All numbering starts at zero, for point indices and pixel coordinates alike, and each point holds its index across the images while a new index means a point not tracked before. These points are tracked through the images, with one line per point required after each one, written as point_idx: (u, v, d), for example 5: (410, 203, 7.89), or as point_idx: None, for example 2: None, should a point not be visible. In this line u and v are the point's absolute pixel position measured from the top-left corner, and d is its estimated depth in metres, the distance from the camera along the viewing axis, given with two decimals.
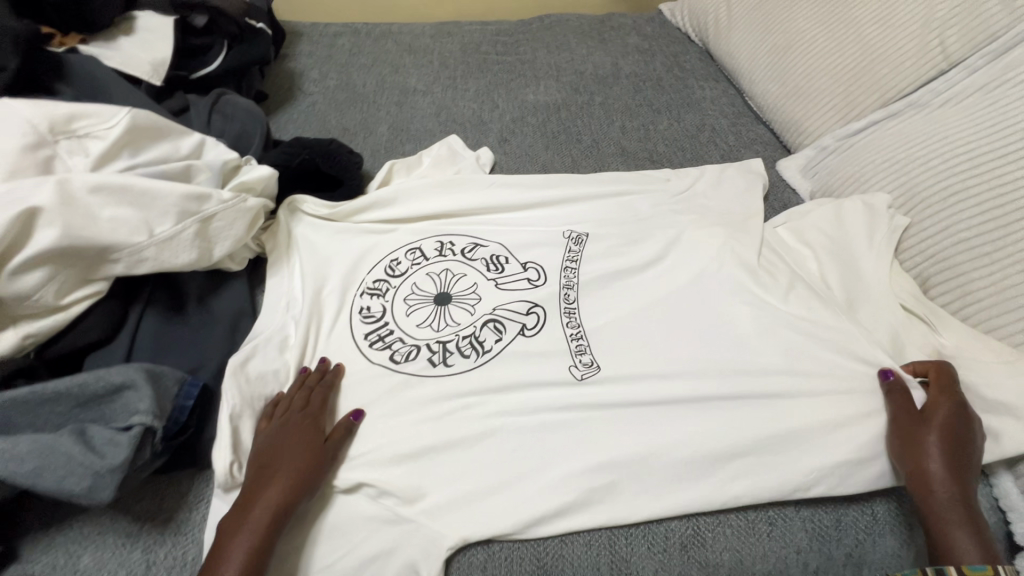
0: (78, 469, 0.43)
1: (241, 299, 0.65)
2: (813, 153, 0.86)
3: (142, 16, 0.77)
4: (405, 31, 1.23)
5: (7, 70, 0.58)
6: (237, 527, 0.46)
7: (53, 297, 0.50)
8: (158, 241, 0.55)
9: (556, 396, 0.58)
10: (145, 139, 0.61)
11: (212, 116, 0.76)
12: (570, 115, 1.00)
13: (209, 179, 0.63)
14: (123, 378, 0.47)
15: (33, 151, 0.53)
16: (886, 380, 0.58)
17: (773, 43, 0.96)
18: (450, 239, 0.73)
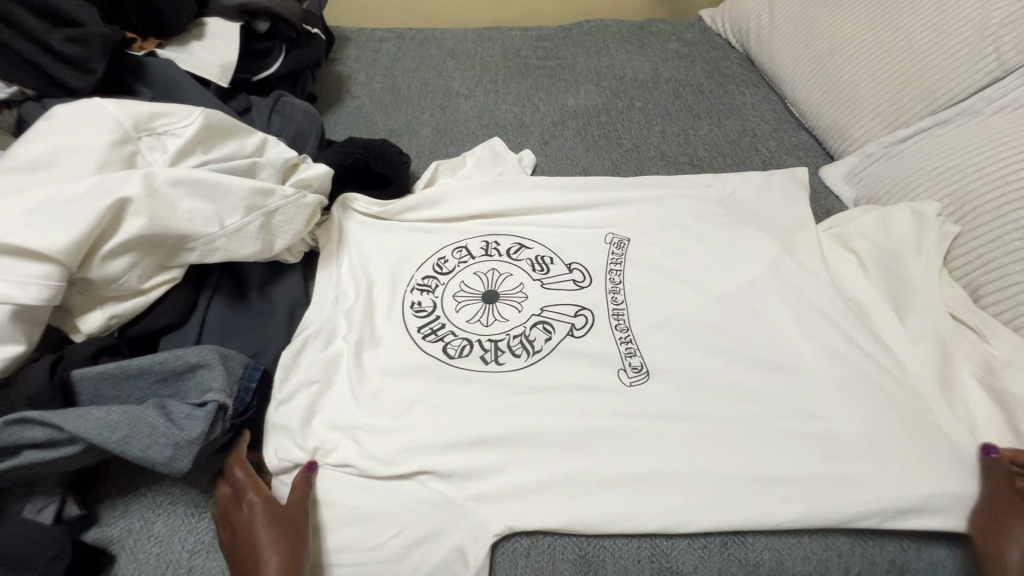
0: (162, 439, 0.46)
1: (298, 290, 0.69)
2: (858, 160, 0.85)
3: (210, 22, 0.82)
4: (447, 36, 1.26)
5: (94, 72, 0.65)
6: None
7: (136, 281, 0.54)
8: (227, 232, 0.59)
9: (600, 394, 0.59)
10: (215, 136, 0.65)
11: (272, 116, 0.81)
12: (610, 119, 1.01)
13: (272, 176, 0.67)
14: (199, 358, 0.51)
15: (120, 146, 0.58)
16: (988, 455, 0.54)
17: (818, 50, 0.96)
18: (495, 239, 0.75)
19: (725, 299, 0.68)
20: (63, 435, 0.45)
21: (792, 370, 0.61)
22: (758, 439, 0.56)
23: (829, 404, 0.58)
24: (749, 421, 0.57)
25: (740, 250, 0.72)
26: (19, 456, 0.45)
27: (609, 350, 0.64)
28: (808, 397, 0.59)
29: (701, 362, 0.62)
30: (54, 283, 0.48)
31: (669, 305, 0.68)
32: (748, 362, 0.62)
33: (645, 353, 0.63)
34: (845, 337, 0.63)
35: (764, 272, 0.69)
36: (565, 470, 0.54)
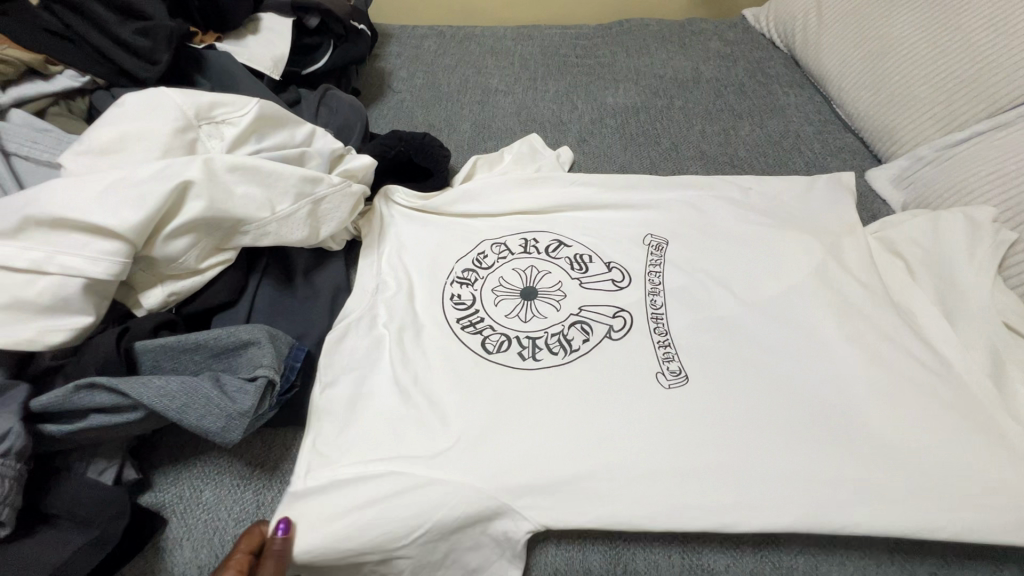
0: (215, 410, 0.49)
1: (341, 276, 0.71)
2: (908, 164, 0.83)
3: (265, 18, 0.85)
4: (487, 34, 1.27)
5: (160, 63, 0.68)
6: None
7: (194, 260, 0.57)
8: (279, 218, 0.61)
9: (635, 390, 0.60)
10: (269, 126, 0.68)
11: (320, 108, 0.84)
12: (649, 118, 1.01)
13: (319, 165, 0.69)
14: (250, 336, 0.54)
15: (182, 133, 0.61)
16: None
17: (868, 50, 0.93)
18: (534, 237, 0.76)
19: (763, 300, 0.67)
20: (127, 401, 0.48)
21: (831, 374, 0.60)
22: (795, 442, 0.55)
23: (870, 410, 0.57)
24: (786, 423, 0.56)
25: (781, 252, 0.71)
26: (87, 420, 0.48)
27: (644, 346, 0.64)
28: (847, 402, 0.58)
29: (738, 362, 0.62)
30: (122, 259, 0.51)
31: (706, 304, 0.67)
32: (788, 364, 0.61)
33: (681, 351, 0.63)
34: (889, 343, 0.61)
35: (805, 276, 0.68)
36: (598, 461, 0.55)
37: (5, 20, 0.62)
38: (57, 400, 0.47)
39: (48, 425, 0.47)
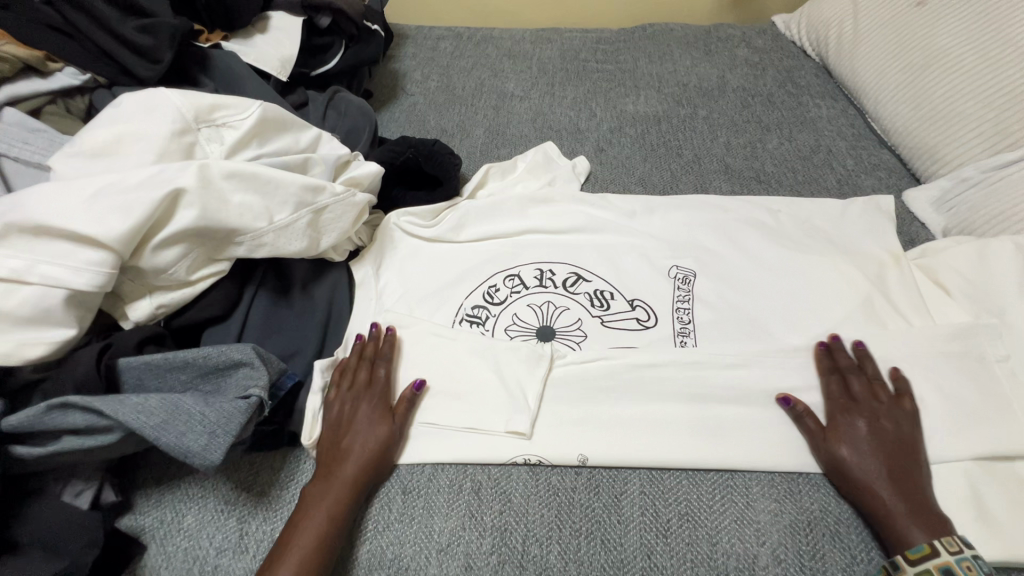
0: (198, 427, 0.45)
1: (340, 289, 0.68)
2: (950, 185, 0.78)
3: (275, 16, 0.83)
4: (505, 36, 1.24)
5: (162, 62, 0.65)
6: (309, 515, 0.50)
7: (184, 272, 0.54)
8: (276, 228, 0.58)
9: (655, 426, 0.57)
10: (271, 131, 0.65)
11: (328, 111, 0.81)
12: (671, 128, 0.96)
13: (323, 172, 0.67)
14: (242, 356, 0.50)
15: (179, 137, 0.58)
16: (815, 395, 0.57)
17: (909, 61, 0.87)
18: (550, 268, 0.73)
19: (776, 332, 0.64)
20: (102, 422, 0.44)
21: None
22: None
23: None
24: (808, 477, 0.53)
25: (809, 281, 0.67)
26: (62, 441, 0.45)
27: (660, 377, 0.60)
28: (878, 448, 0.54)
29: (758, 399, 0.58)
30: (107, 269, 0.48)
31: None
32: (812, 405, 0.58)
33: (700, 383, 0.59)
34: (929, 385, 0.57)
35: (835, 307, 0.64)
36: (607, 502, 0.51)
37: (5, 14, 0.60)
38: (28, 420, 0.44)
39: (19, 447, 0.45)
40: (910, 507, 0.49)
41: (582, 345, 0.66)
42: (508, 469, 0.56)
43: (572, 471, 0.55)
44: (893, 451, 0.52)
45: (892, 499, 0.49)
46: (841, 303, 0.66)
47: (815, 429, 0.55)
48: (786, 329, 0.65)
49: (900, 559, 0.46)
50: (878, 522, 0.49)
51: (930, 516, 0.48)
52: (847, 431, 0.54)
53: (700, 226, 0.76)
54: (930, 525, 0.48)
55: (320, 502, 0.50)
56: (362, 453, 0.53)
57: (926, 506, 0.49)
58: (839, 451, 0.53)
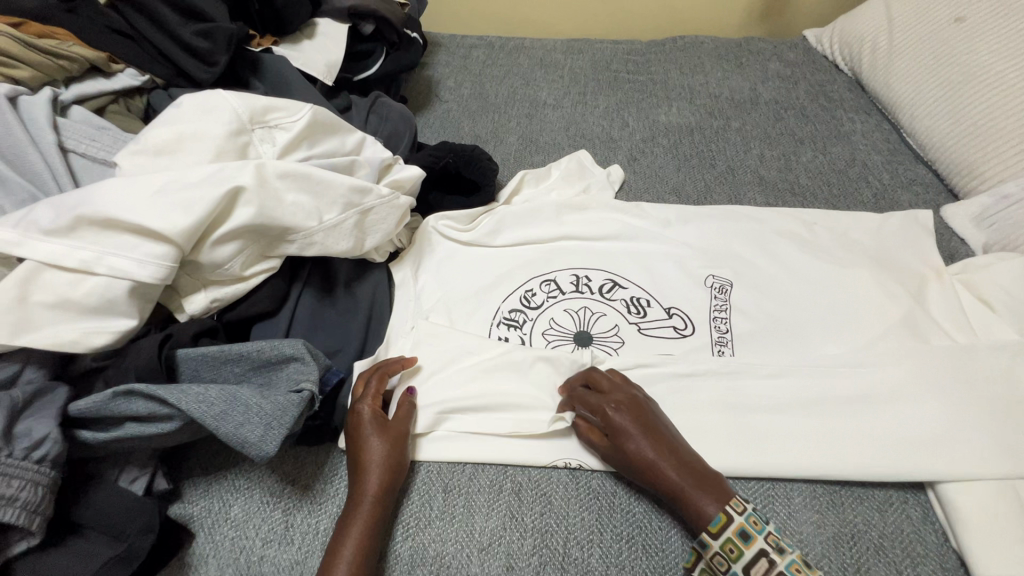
0: (254, 418, 0.46)
1: (381, 288, 0.69)
2: (991, 201, 0.77)
3: (321, 22, 0.85)
4: (537, 46, 1.26)
5: (217, 65, 0.67)
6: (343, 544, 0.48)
7: (239, 267, 0.56)
8: (326, 227, 0.60)
9: (695, 434, 0.57)
10: (320, 134, 0.67)
11: (369, 116, 0.83)
12: (705, 139, 0.97)
13: (368, 174, 0.69)
14: (294, 351, 0.51)
15: (235, 137, 0.60)
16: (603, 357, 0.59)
17: (947, 77, 0.87)
18: (586, 274, 0.74)
19: (812, 343, 0.65)
20: (163, 410, 0.46)
21: (920, 433, 0.55)
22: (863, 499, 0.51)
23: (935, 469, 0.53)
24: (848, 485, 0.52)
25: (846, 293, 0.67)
26: (123, 428, 0.46)
27: (697, 385, 0.60)
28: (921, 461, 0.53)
29: (797, 409, 0.58)
30: (169, 262, 0.50)
31: None
32: (851, 415, 0.57)
33: (738, 393, 0.59)
34: (973, 401, 0.57)
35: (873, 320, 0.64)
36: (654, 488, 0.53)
37: (73, 18, 0.63)
38: (94, 406, 0.45)
39: (82, 432, 0.46)
40: (692, 480, 0.49)
41: (619, 352, 0.66)
42: (548, 471, 0.56)
43: (612, 475, 0.56)
44: (640, 437, 0.52)
45: (674, 475, 0.50)
46: (880, 317, 0.65)
47: (595, 438, 0.54)
48: (824, 342, 0.65)
49: (703, 535, 0.47)
50: (678, 503, 0.50)
51: (715, 482, 0.50)
52: (629, 424, 0.52)
53: (737, 237, 0.76)
54: (715, 489, 0.49)
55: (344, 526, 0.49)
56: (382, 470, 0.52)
57: (701, 470, 0.50)
58: (626, 442, 0.52)
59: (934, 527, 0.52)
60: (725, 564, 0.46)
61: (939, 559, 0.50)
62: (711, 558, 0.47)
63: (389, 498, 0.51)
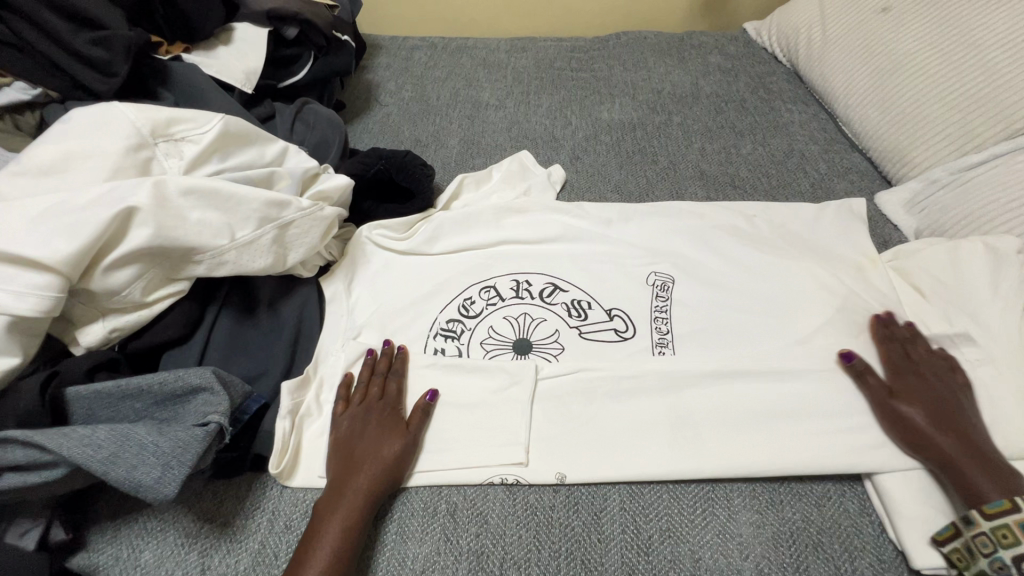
0: (150, 459, 0.42)
1: (309, 306, 0.66)
2: (920, 187, 0.79)
3: (239, 27, 0.81)
4: (480, 45, 1.23)
5: (117, 75, 0.63)
6: (311, 545, 0.47)
7: (139, 293, 0.51)
8: (238, 245, 0.56)
9: (635, 441, 0.56)
10: (234, 145, 0.63)
11: (296, 124, 0.79)
12: (646, 135, 0.96)
13: (289, 186, 0.65)
14: (201, 381, 0.48)
15: (134, 152, 0.56)
16: (845, 361, 0.59)
17: (877, 66, 0.89)
18: (527, 279, 0.72)
19: (753, 338, 0.64)
20: (44, 457, 0.42)
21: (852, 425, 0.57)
22: None
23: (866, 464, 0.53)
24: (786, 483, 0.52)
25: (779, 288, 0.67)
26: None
27: (636, 388, 0.60)
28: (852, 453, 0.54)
29: (731, 408, 0.58)
30: (53, 293, 0.45)
31: None
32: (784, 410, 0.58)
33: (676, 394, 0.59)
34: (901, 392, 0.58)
35: None
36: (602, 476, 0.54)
37: None
38: None
39: None
40: (976, 459, 0.50)
41: (560, 357, 0.64)
42: (484, 488, 0.54)
43: (550, 488, 0.54)
44: (919, 405, 0.55)
45: (964, 452, 0.51)
46: (817, 309, 0.65)
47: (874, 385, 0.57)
48: (764, 336, 0.64)
49: (974, 511, 0.48)
50: (956, 479, 0.50)
51: (1001, 472, 0.50)
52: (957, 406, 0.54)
53: (678, 233, 0.75)
54: (1003, 479, 0.49)
55: (331, 516, 0.49)
56: (370, 469, 0.52)
57: (997, 459, 0.51)
58: (909, 413, 0.54)
59: (872, 519, 0.52)
60: (992, 545, 0.46)
61: (877, 552, 0.50)
62: (975, 538, 0.47)
63: (377, 497, 0.51)
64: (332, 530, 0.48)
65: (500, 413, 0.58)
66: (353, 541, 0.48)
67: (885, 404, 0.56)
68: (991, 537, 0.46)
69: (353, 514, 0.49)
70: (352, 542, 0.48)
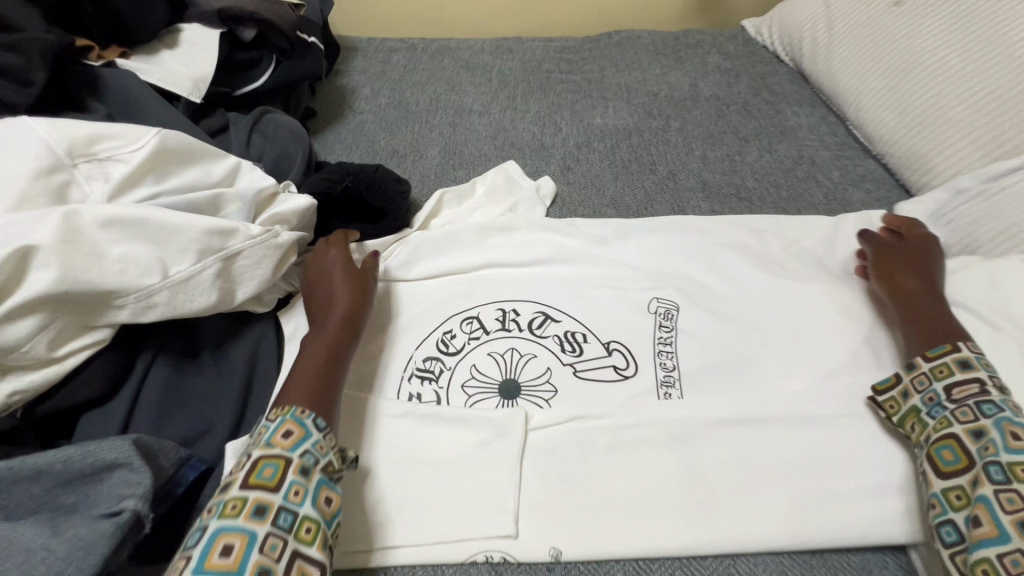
0: (41, 565, 0.35)
1: (266, 347, 0.57)
2: (946, 198, 0.71)
3: (188, 29, 0.72)
4: (463, 47, 1.15)
5: (34, 84, 0.54)
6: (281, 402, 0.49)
7: (46, 347, 0.43)
8: (172, 283, 0.48)
9: (642, 505, 0.49)
10: (173, 164, 0.55)
11: (252, 136, 0.70)
12: (643, 142, 0.89)
13: (240, 210, 0.57)
14: (116, 455, 0.40)
15: (46, 176, 0.47)
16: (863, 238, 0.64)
17: (890, 65, 0.82)
18: (514, 307, 0.64)
19: (770, 376, 0.57)
20: None
21: (885, 477, 0.49)
22: None
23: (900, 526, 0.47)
24: None
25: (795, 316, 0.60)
26: None
27: (640, 439, 0.53)
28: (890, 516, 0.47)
29: (749, 461, 0.51)
30: None
31: None
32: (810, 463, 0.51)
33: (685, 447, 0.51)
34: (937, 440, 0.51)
35: None
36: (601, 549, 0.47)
37: None
38: None
39: None
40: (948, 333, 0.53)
41: (552, 402, 0.57)
42: (465, 568, 0.48)
43: (541, 566, 0.47)
44: (918, 267, 0.59)
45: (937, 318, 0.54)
46: (840, 341, 0.58)
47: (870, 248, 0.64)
48: (783, 375, 0.57)
49: (917, 358, 0.52)
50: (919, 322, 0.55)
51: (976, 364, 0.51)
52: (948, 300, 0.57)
53: (682, 253, 0.67)
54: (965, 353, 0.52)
55: (308, 349, 0.53)
56: (342, 311, 0.57)
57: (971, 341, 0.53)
58: (904, 289, 0.58)
59: None
60: (931, 389, 0.49)
61: None
62: (914, 378, 0.51)
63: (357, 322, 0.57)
64: (318, 354, 0.53)
65: (484, 472, 0.51)
66: (346, 348, 0.55)
67: (885, 260, 0.61)
68: (927, 374, 0.50)
69: (332, 347, 0.53)
70: (337, 365, 0.53)
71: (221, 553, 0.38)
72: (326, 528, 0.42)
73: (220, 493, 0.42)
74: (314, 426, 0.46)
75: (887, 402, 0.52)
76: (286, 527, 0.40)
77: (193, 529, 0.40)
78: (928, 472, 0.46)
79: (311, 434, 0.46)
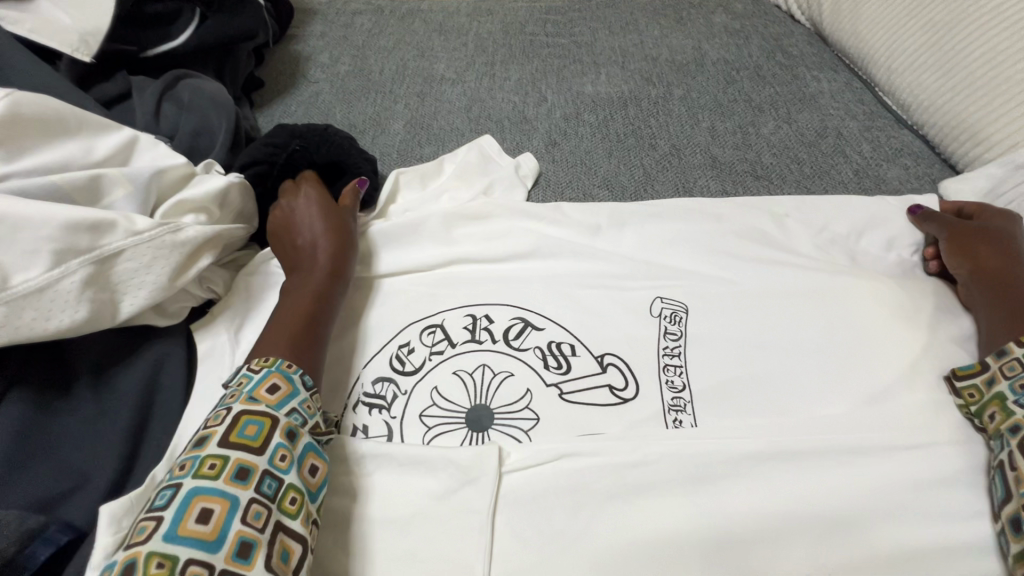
0: None
1: (170, 371, 0.45)
2: (1002, 173, 0.59)
3: None
4: (435, 7, 1.01)
5: None
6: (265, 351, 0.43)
7: None
8: (15, 297, 0.36)
9: (646, 573, 0.38)
10: (32, 136, 0.42)
11: (163, 105, 0.57)
12: (641, 112, 0.76)
13: (129, 196, 0.44)
14: None
15: None
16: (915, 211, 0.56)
17: (929, 16, 0.69)
18: (486, 313, 0.52)
19: (800, 398, 0.46)
20: None
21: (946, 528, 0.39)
22: None
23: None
24: None
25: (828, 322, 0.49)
26: None
27: (642, 482, 0.41)
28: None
29: (778, 511, 0.40)
30: None
31: None
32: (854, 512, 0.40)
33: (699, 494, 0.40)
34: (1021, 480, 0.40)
35: None
36: None
37: None
38: None
39: None
40: None
41: (533, 435, 0.45)
42: None
43: None
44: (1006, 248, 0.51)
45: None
46: (884, 351, 0.47)
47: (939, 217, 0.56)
48: (817, 397, 0.46)
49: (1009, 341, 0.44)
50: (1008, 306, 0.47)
51: None
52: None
53: (690, 243, 0.56)
54: None
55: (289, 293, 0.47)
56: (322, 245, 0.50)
57: None
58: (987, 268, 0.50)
59: None
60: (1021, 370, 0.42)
61: None
62: (1004, 363, 0.44)
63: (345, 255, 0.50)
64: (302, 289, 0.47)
65: (443, 531, 0.40)
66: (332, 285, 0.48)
67: (964, 232, 0.52)
68: (1021, 361, 0.43)
69: (315, 287, 0.47)
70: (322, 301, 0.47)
71: (197, 518, 0.32)
72: (312, 500, 0.37)
73: (193, 446, 0.36)
74: (302, 382, 0.41)
75: (966, 389, 0.44)
76: (270, 494, 0.34)
77: (163, 486, 0.34)
78: (1012, 463, 0.39)
79: (299, 392, 0.40)
